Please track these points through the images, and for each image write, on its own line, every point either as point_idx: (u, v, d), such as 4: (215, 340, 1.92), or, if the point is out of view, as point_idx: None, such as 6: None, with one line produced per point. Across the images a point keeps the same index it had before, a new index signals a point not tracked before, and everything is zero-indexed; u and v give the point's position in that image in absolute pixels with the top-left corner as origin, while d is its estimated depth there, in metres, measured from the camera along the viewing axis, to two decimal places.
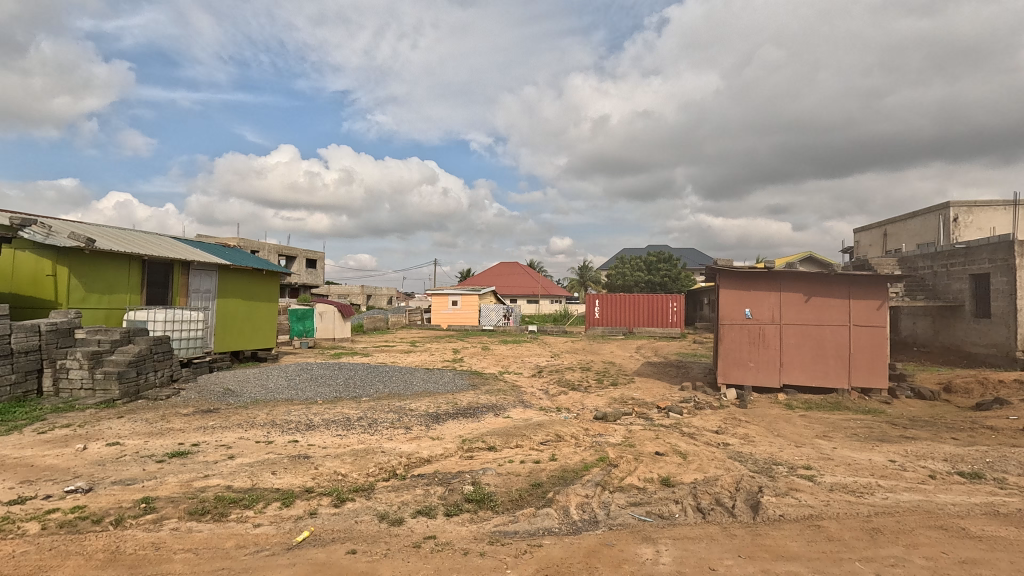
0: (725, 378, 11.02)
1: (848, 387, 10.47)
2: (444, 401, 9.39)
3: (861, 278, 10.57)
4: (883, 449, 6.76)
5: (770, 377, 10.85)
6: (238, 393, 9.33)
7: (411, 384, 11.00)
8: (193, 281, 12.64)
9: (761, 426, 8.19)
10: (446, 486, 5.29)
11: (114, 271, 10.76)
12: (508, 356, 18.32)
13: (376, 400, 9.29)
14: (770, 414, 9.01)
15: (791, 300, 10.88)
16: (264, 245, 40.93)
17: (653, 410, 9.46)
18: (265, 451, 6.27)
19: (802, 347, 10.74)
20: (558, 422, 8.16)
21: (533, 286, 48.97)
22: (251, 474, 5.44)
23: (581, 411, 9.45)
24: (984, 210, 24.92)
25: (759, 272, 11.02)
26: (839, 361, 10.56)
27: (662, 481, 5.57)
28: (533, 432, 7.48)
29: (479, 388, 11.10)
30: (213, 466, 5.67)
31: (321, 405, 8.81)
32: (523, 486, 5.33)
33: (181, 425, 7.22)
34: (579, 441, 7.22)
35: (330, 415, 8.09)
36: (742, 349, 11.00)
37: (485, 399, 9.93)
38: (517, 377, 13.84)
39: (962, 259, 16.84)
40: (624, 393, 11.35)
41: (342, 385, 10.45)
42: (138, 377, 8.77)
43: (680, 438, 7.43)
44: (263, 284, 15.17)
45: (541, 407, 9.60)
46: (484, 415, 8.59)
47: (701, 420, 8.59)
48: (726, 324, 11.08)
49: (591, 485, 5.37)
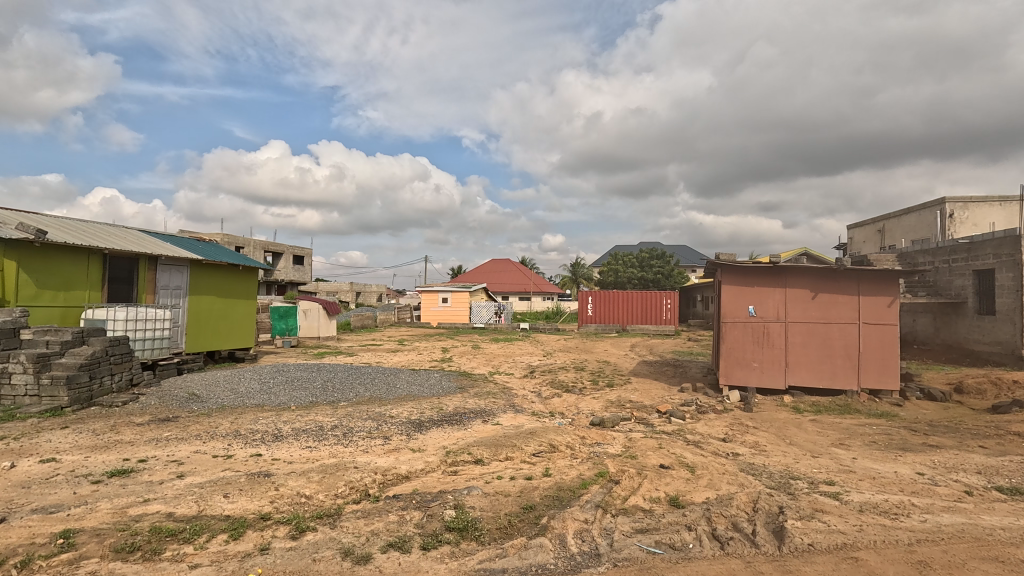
0: (727, 379, 10.43)
1: (856, 389, 9.91)
2: (429, 406, 8.68)
3: (871, 273, 9.99)
4: (908, 459, 6.17)
5: (775, 378, 10.27)
6: (203, 398, 8.56)
7: (395, 387, 10.28)
8: (161, 277, 11.81)
9: (771, 432, 7.58)
10: (424, 510, 4.60)
11: (72, 266, 9.97)
12: (499, 356, 17.68)
13: (356, 405, 8.57)
14: (779, 419, 8.40)
15: (797, 296, 10.30)
16: (248, 242, 39.88)
17: (653, 415, 8.81)
18: (222, 467, 5.54)
19: (808, 346, 10.16)
20: (551, 430, 7.49)
21: (525, 283, 48.30)
22: (199, 498, 4.71)
23: (576, 416, 8.79)
24: (979, 206, 24.64)
25: (763, 267, 10.44)
26: (847, 361, 9.99)
27: (670, 501, 4.93)
28: (524, 441, 6.80)
29: (468, 391, 10.41)
30: (156, 489, 4.92)
31: (293, 411, 8.06)
32: (513, 510, 4.65)
33: (131, 437, 6.45)
34: (575, 452, 6.56)
35: (302, 424, 7.36)
36: (744, 348, 10.42)
37: (475, 403, 9.24)
38: (508, 378, 13.16)
39: (965, 254, 16.39)
40: (621, 395, 10.72)
41: (320, 388, 9.71)
42: (92, 383, 7.99)
43: (685, 448, 6.79)
44: (241, 280, 14.38)
45: (533, 412, 8.94)
46: (472, 421, 7.90)
47: (706, 426, 7.97)
48: (728, 321, 10.49)
49: (590, 508, 4.71)
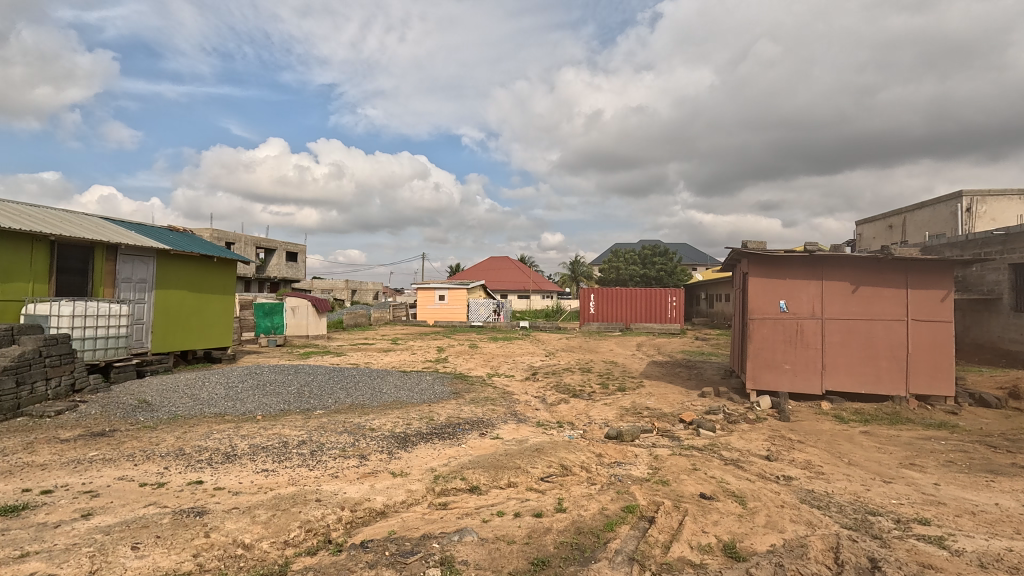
0: (755, 384, 9.28)
1: (904, 395, 8.72)
2: (418, 415, 7.46)
3: (922, 263, 8.77)
4: (1006, 487, 4.97)
5: (810, 382, 9.09)
6: (154, 407, 7.34)
7: (380, 392, 9.05)
8: (121, 268, 10.60)
9: (822, 449, 6.37)
10: (399, 569, 3.41)
11: (13, 255, 8.78)
12: (498, 356, 16.50)
13: (331, 415, 7.34)
14: (824, 431, 7.21)
15: (835, 290, 9.12)
16: (239, 237, 38.56)
17: (678, 427, 7.60)
18: (145, 502, 4.32)
19: (848, 346, 8.98)
20: (562, 446, 6.29)
21: (525, 282, 47.04)
22: (98, 551, 3.50)
23: (588, 428, 7.59)
24: (998, 200, 23.45)
25: (796, 256, 9.27)
26: (893, 363, 8.80)
27: (725, 551, 3.74)
28: (529, 462, 5.59)
29: (463, 397, 9.17)
30: (45, 536, 3.70)
31: (257, 423, 6.84)
32: (520, 567, 3.46)
33: (46, 459, 5.20)
34: (593, 476, 5.38)
35: (263, 438, 6.14)
36: (775, 348, 9.25)
37: (471, 411, 8.01)
38: (509, 381, 11.96)
39: (1000, 247, 15.21)
40: (636, 401, 9.53)
41: (294, 394, 8.49)
42: (19, 389, 6.74)
43: (724, 470, 5.60)
44: (215, 274, 13.17)
45: (538, 423, 7.72)
46: (467, 435, 6.69)
47: (742, 440, 6.77)
48: (756, 318, 9.36)
49: (622, 564, 3.53)
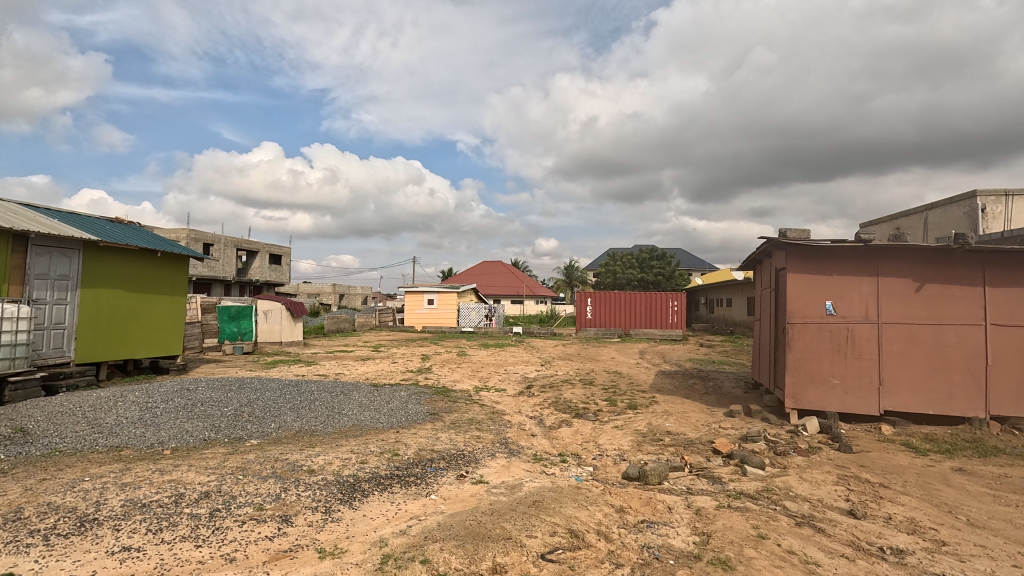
0: (796, 403, 7.66)
1: (984, 417, 7.10)
2: (378, 449, 5.71)
3: (1004, 255, 7.18)
4: None
5: (864, 400, 7.48)
6: (30, 439, 5.56)
7: (339, 414, 7.30)
8: (35, 263, 8.80)
9: (922, 499, 4.67)
10: None
11: None
12: (489, 365, 14.78)
13: (264, 449, 5.59)
14: (907, 468, 5.57)
15: (894, 288, 7.51)
16: (218, 237, 36.53)
17: (715, 461, 5.93)
18: None
19: (912, 357, 7.37)
20: (570, 495, 4.58)
21: (520, 287, 45.33)
22: None
23: (600, 464, 5.88)
24: (1016, 199, 21.86)
25: (846, 247, 7.64)
26: (968, 378, 7.20)
27: None
28: (524, 526, 3.88)
29: (442, 420, 7.41)
30: None
31: (158, 461, 5.10)
32: None
33: None
34: (617, 552, 3.69)
35: (152, 489, 4.38)
36: (821, 359, 7.64)
37: (449, 441, 6.24)
38: (499, 395, 10.24)
39: None
40: (652, 423, 7.85)
41: (228, 419, 6.70)
42: None
43: (804, 538, 3.91)
44: (160, 270, 11.38)
45: (535, 456, 6.01)
46: (439, 479, 4.95)
47: (808, 484, 5.09)
48: (797, 323, 7.76)
49: None
